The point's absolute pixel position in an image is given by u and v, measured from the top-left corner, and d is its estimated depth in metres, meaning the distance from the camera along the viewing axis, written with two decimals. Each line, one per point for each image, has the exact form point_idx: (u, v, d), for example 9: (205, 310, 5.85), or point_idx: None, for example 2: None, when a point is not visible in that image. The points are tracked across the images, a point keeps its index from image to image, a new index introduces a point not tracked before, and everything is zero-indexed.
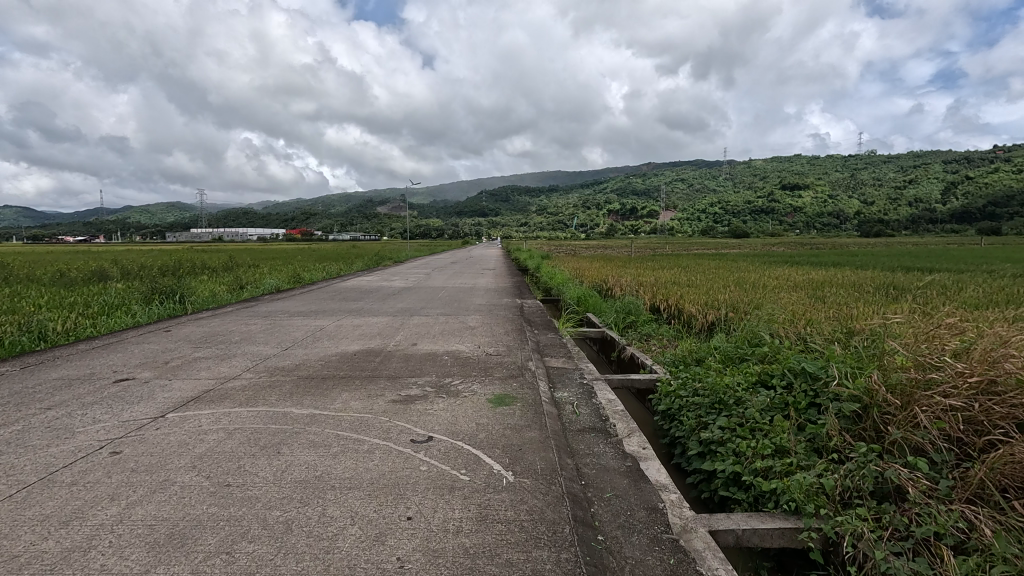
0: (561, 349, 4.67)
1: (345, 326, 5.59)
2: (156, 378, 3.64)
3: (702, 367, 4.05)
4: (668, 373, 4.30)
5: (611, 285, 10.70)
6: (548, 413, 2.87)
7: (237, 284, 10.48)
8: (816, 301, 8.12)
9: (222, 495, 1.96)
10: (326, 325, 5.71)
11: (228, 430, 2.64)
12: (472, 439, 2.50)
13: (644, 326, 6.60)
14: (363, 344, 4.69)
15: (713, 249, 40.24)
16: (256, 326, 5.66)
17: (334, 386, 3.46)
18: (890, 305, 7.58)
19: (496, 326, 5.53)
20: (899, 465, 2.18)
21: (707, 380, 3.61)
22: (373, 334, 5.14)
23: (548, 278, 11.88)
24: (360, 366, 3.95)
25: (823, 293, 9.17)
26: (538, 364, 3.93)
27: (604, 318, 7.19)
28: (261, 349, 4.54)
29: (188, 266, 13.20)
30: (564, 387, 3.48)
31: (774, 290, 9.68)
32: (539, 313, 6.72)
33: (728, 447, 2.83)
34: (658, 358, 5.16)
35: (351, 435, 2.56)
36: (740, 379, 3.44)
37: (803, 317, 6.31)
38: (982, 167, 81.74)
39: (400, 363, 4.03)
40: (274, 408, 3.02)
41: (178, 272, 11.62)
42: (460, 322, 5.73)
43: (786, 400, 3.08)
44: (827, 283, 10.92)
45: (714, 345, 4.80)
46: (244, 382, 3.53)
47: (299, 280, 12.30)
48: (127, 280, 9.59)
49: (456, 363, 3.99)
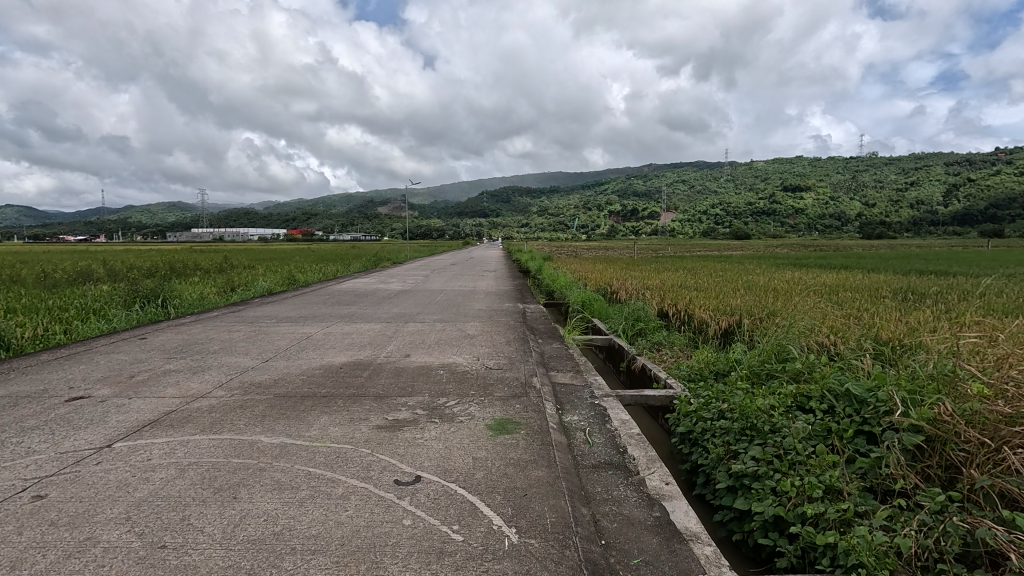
0: (568, 362, 4.27)
1: (334, 335, 5.18)
2: (115, 396, 3.25)
3: (726, 384, 3.66)
4: (685, 390, 3.90)
5: (616, 289, 10.29)
6: (557, 445, 2.47)
7: (227, 286, 10.06)
8: (835, 307, 7.70)
9: (152, 563, 1.56)
10: (313, 333, 5.30)
11: (180, 466, 2.23)
12: (468, 481, 2.10)
13: (654, 334, 6.20)
14: (351, 356, 4.29)
15: (713, 250, 39.85)
16: (240, 333, 5.27)
17: (312, 407, 3.06)
18: (914, 312, 7.19)
19: (497, 334, 5.13)
20: (991, 521, 1.81)
21: (734, 399, 3.22)
22: (363, 344, 4.73)
23: (551, 281, 11.47)
24: (345, 382, 3.55)
25: (839, 298, 8.78)
26: (543, 381, 3.54)
27: (611, 325, 6.78)
28: (239, 361, 4.14)
29: (179, 267, 12.78)
30: (575, 409, 3.07)
31: (787, 295, 9.27)
32: (542, 320, 6.32)
33: (766, 484, 2.44)
34: (673, 371, 4.76)
35: (325, 474, 2.16)
36: (773, 400, 3.04)
37: (826, 325, 5.90)
38: (984, 169, 81.47)
39: (390, 379, 3.63)
40: (240, 434, 2.62)
41: (168, 273, 11.23)
42: (458, 330, 5.33)
43: (830, 427, 2.70)
44: (842, 287, 10.50)
45: (736, 359, 4.41)
46: (213, 401, 3.13)
47: (292, 282, 11.87)
48: (111, 281, 9.18)
49: (452, 379, 3.58)
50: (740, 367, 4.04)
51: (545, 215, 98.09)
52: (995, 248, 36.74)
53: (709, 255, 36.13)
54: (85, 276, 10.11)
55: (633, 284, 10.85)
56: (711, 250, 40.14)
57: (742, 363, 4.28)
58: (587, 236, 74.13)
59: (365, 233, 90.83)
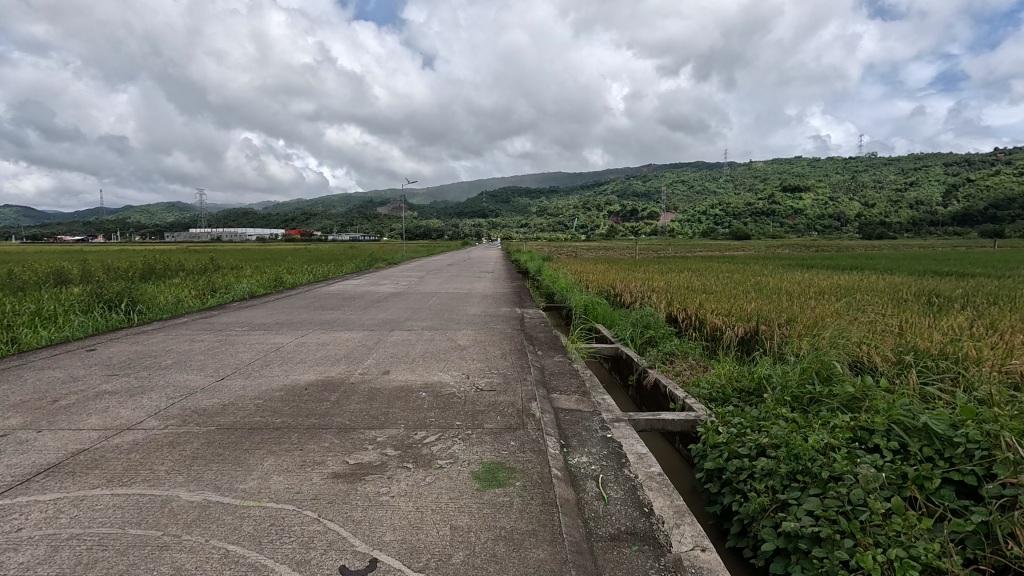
0: (572, 380, 3.68)
1: (308, 346, 4.58)
2: (23, 427, 2.67)
3: (761, 410, 3.08)
4: (710, 414, 3.33)
5: (621, 291, 9.70)
6: (562, 505, 1.90)
7: (207, 288, 9.45)
8: (860, 312, 7.11)
9: None
10: (285, 343, 4.71)
11: (53, 544, 1.65)
12: (440, 570, 1.52)
13: (665, 342, 5.64)
14: (322, 373, 3.70)
15: (712, 250, 39.32)
16: (205, 345, 4.69)
17: (258, 444, 2.47)
18: (946, 318, 6.60)
19: (491, 346, 4.54)
20: None
21: (777, 431, 2.63)
22: (338, 357, 4.14)
23: (551, 284, 10.91)
24: (307, 408, 2.97)
25: (859, 302, 8.19)
26: (544, 408, 2.95)
27: (618, 332, 6.19)
28: (191, 380, 3.55)
29: (160, 268, 12.17)
30: (584, 448, 2.49)
31: (804, 299, 8.68)
32: (542, 327, 5.72)
33: (834, 554, 1.85)
34: (692, 388, 4.18)
35: (246, 556, 1.58)
36: (827, 433, 2.46)
37: (857, 334, 5.32)
38: (984, 171, 81.18)
39: (361, 404, 3.04)
40: (155, 486, 2.03)
41: (147, 276, 10.62)
42: (448, 341, 4.74)
43: (907, 473, 2.16)
44: (859, 289, 9.90)
45: (768, 377, 3.84)
46: (137, 437, 2.54)
47: (278, 284, 11.26)
48: (81, 283, 8.56)
49: (435, 404, 3.01)
50: (774, 387, 3.46)
51: (544, 215, 97.56)
52: (993, 250, 36.33)
53: (713, 255, 35.65)
54: (55, 277, 9.49)
55: (638, 286, 10.28)
56: (713, 252, 39.73)
57: (774, 384, 3.72)
58: (587, 236, 73.62)
59: (364, 233, 90.27)
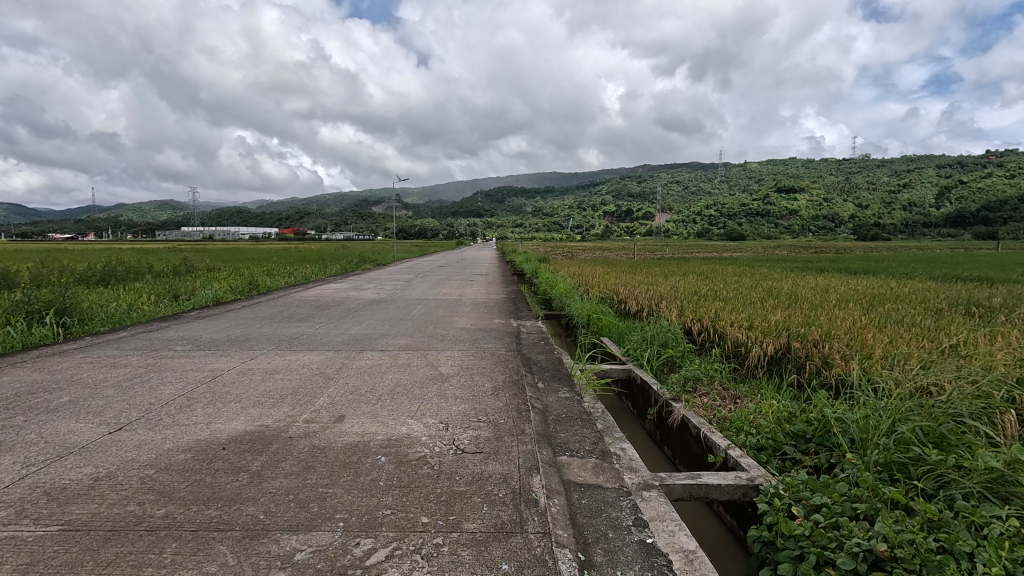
0: (584, 430, 2.78)
1: (252, 376, 3.67)
2: None
3: (852, 488, 2.21)
4: (774, 484, 2.45)
5: (626, 298, 8.87)
6: None
7: (169, 294, 8.52)
8: (900, 325, 6.32)
9: None
10: (225, 371, 3.80)
11: None
12: None
13: (687, 363, 4.78)
14: (255, 420, 2.79)
15: (704, 253, 38.69)
16: (126, 373, 3.77)
17: (104, 568, 1.56)
18: (1003, 332, 5.83)
19: (480, 376, 3.63)
20: None
21: (898, 536, 1.77)
22: (283, 394, 3.22)
23: (550, 288, 10.08)
24: (214, 486, 2.07)
25: (890, 312, 7.40)
26: (551, 489, 2.07)
27: (629, 350, 5.34)
28: (73, 431, 2.63)
29: (124, 270, 11.20)
30: (614, 571, 1.61)
31: (828, 308, 7.86)
32: (541, 346, 4.86)
33: None
34: (734, 434, 3.33)
35: None
36: (992, 550, 1.60)
37: (915, 358, 4.54)
38: (978, 172, 81.28)
39: (291, 478, 2.14)
40: None
41: (106, 280, 9.67)
42: (426, 369, 3.84)
43: None
44: (883, 296, 9.11)
45: (839, 427, 3.01)
46: None
47: (251, 287, 10.34)
48: (19, 288, 7.58)
49: (396, 479, 2.12)
50: (855, 450, 2.62)
51: (538, 215, 96.84)
52: (986, 252, 35.95)
53: (712, 253, 34.99)
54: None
55: (643, 292, 9.47)
56: (711, 252, 39.13)
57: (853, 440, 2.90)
58: (582, 236, 72.91)
59: (357, 232, 89.23)
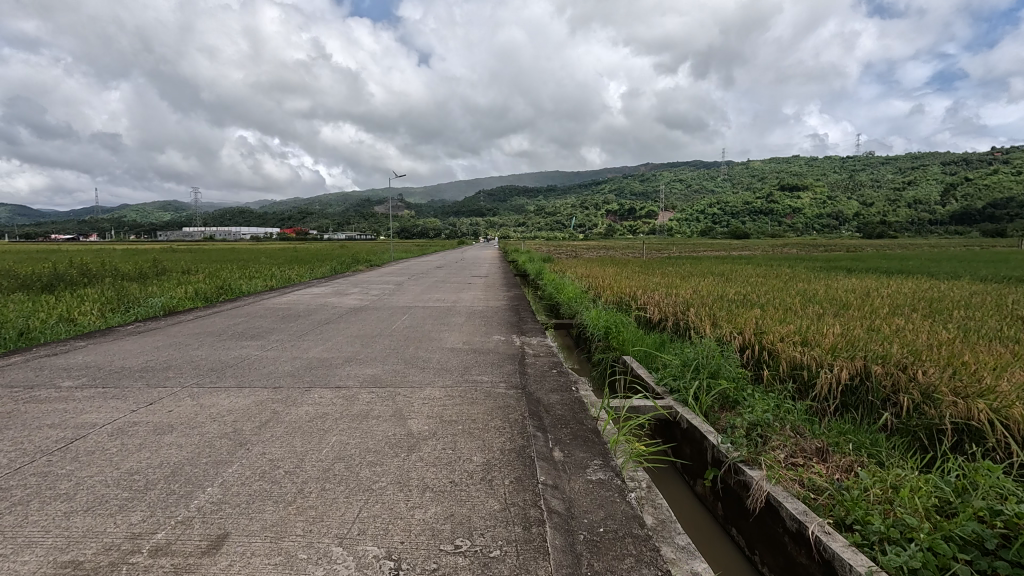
0: (643, 569, 1.56)
1: (128, 438, 2.46)
2: None
3: None
4: None
5: (646, 305, 7.67)
6: None
7: (117, 301, 7.34)
8: (995, 341, 5.07)
9: None
10: (90, 429, 2.58)
11: None
12: None
13: (746, 397, 3.57)
14: (63, 551, 1.58)
15: (708, 251, 37.57)
16: None
17: None
18: None
19: (467, 440, 2.41)
20: None
21: None
22: (151, 483, 2.01)
23: (558, 292, 8.90)
24: None
25: (965, 322, 6.16)
26: None
27: (665, 377, 4.13)
28: None
29: (82, 272, 10.06)
30: None
31: (887, 316, 6.65)
32: (553, 376, 3.66)
33: None
34: (863, 537, 2.11)
35: None
36: None
37: None
38: (987, 167, 79.72)
39: None
40: None
41: (53, 286, 8.51)
42: (389, 424, 2.62)
43: None
44: (943, 301, 7.86)
45: None
46: None
47: (220, 292, 9.17)
48: None
49: None
50: None
51: (540, 215, 95.74)
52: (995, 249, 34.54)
53: (720, 253, 33.73)
54: None
55: (664, 296, 8.26)
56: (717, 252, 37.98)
57: None
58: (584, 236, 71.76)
59: (358, 232, 88.35)
